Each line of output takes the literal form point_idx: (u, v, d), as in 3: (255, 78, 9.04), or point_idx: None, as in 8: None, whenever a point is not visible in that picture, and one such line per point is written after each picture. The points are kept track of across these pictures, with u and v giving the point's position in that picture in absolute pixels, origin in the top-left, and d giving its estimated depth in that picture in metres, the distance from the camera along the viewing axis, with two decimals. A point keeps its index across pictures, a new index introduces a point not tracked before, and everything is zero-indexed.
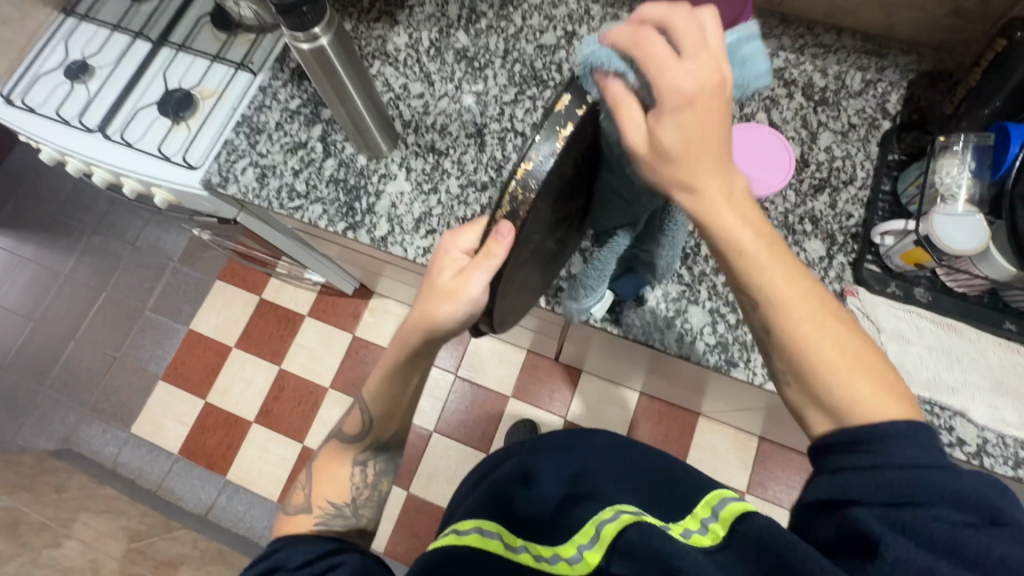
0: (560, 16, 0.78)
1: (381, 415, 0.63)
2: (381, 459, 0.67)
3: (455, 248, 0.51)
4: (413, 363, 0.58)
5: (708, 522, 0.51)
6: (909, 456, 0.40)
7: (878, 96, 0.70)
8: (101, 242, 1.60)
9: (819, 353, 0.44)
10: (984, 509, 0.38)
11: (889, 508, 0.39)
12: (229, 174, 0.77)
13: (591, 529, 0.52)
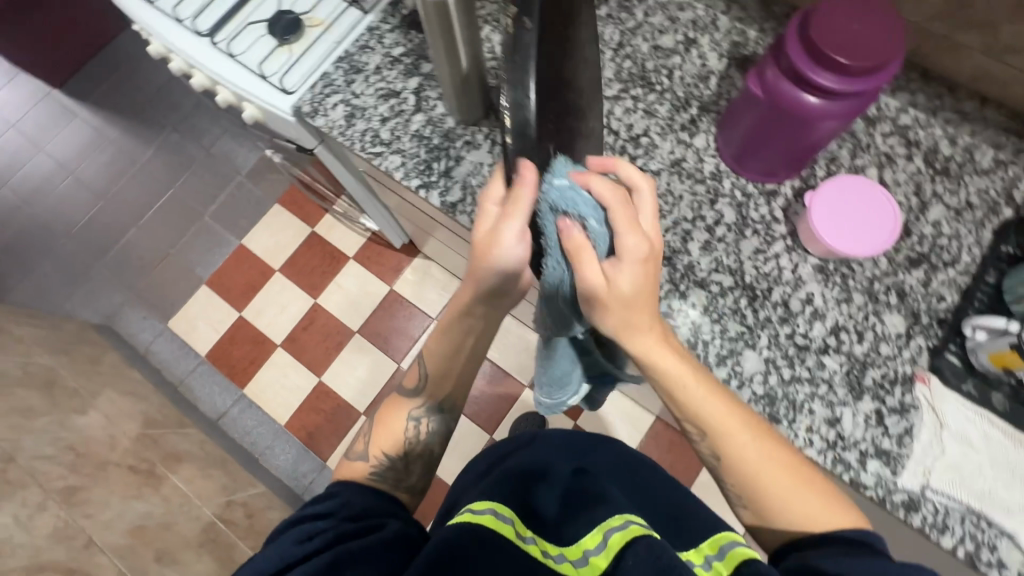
0: (685, 20, 0.74)
1: (438, 373, 0.70)
2: (435, 420, 0.71)
3: (491, 199, 0.54)
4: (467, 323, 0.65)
5: (714, 560, 0.50)
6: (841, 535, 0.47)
7: (1007, 179, 0.64)
8: (179, 141, 1.66)
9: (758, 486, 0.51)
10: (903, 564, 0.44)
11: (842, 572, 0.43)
12: (320, 106, 0.77)
13: (596, 535, 0.50)
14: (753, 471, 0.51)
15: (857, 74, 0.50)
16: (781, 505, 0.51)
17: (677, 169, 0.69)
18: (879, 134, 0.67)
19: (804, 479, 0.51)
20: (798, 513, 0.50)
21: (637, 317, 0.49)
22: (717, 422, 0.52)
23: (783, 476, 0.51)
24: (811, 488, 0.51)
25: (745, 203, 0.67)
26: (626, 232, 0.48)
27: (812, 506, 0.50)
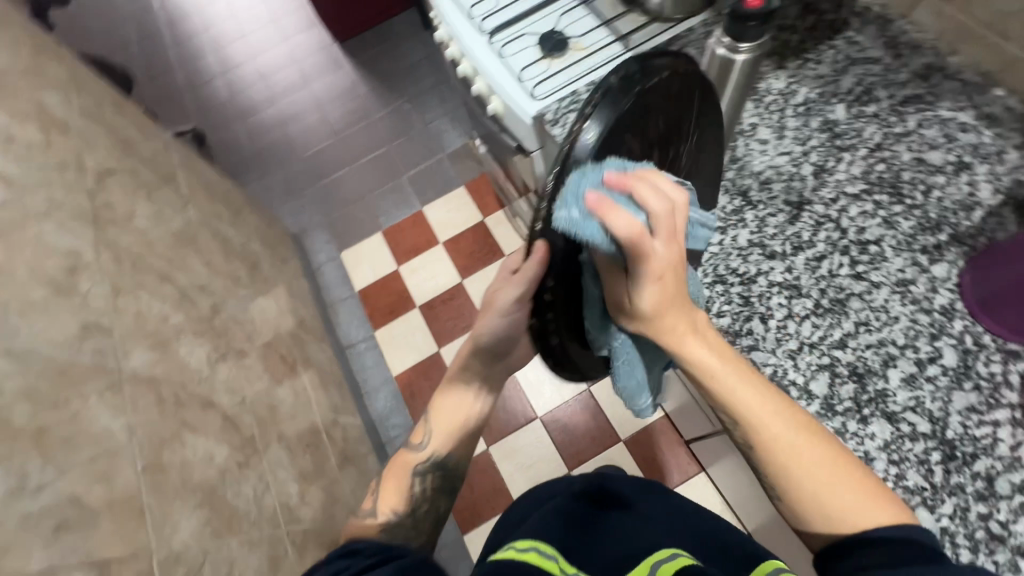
0: (963, 142, 0.69)
1: (444, 427, 0.74)
2: (437, 473, 0.73)
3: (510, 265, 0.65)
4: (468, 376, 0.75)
5: None
6: (904, 552, 0.43)
7: None
8: (407, 110, 1.92)
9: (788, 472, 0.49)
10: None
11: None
12: (561, 119, 0.85)
13: (645, 567, 0.47)
14: (777, 456, 0.49)
15: None
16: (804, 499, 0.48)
17: (902, 288, 0.63)
18: None
19: (841, 464, 0.48)
20: (833, 507, 0.47)
21: (672, 322, 0.48)
22: (738, 407, 0.49)
23: (819, 468, 0.48)
24: (855, 483, 0.47)
25: (974, 353, 0.60)
26: (666, 183, 0.44)
27: (854, 502, 0.46)
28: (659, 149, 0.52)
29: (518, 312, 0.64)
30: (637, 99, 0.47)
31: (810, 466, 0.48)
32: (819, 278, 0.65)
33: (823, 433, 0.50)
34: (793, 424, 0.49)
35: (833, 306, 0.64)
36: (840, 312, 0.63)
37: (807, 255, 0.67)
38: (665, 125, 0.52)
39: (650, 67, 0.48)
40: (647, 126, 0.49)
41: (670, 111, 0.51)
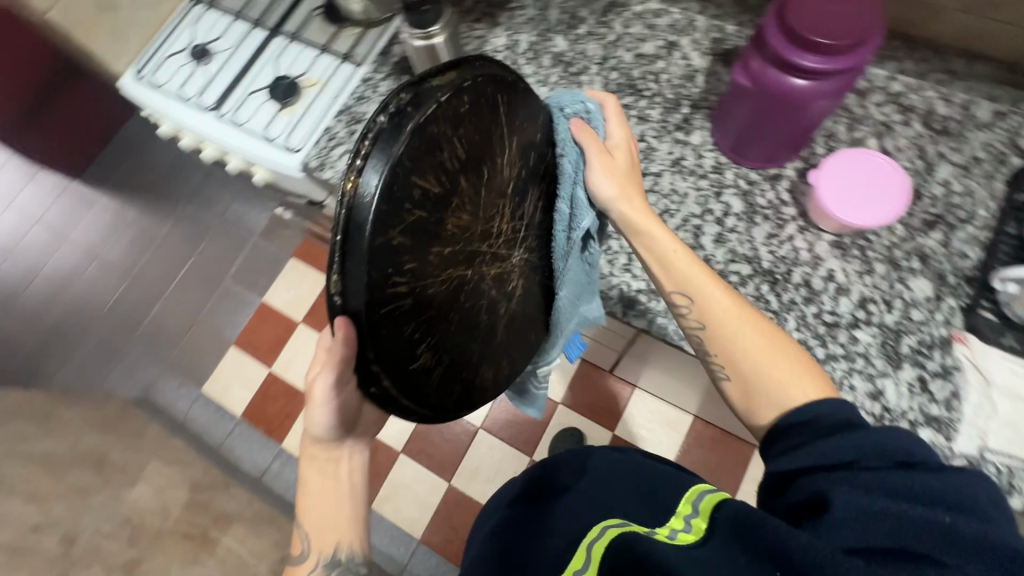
0: (663, 26, 0.77)
1: (316, 529, 0.61)
2: (339, 572, 0.61)
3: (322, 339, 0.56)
4: (323, 467, 0.62)
5: (691, 518, 0.47)
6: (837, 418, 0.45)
7: (1009, 130, 0.65)
8: (193, 212, 1.73)
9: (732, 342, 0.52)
10: (907, 453, 0.41)
11: (835, 472, 0.42)
12: (327, 160, 0.80)
13: (583, 554, 0.48)
14: (716, 322, 0.53)
15: (840, 53, 0.51)
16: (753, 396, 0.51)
17: (677, 168, 0.70)
18: (873, 104, 0.68)
19: (781, 348, 0.51)
20: (776, 384, 0.49)
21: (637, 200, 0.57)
22: (698, 288, 0.54)
23: (762, 338, 0.52)
24: (788, 358, 0.50)
25: (751, 190, 0.68)
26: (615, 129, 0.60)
27: (799, 377, 0.49)
28: (466, 171, 0.47)
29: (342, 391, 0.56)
30: (420, 133, 0.42)
31: (759, 339, 0.52)
32: None
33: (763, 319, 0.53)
34: (729, 300, 0.53)
35: None
36: None
37: None
38: (465, 141, 0.46)
39: (422, 86, 0.43)
40: (438, 156, 0.43)
41: (467, 128, 0.46)
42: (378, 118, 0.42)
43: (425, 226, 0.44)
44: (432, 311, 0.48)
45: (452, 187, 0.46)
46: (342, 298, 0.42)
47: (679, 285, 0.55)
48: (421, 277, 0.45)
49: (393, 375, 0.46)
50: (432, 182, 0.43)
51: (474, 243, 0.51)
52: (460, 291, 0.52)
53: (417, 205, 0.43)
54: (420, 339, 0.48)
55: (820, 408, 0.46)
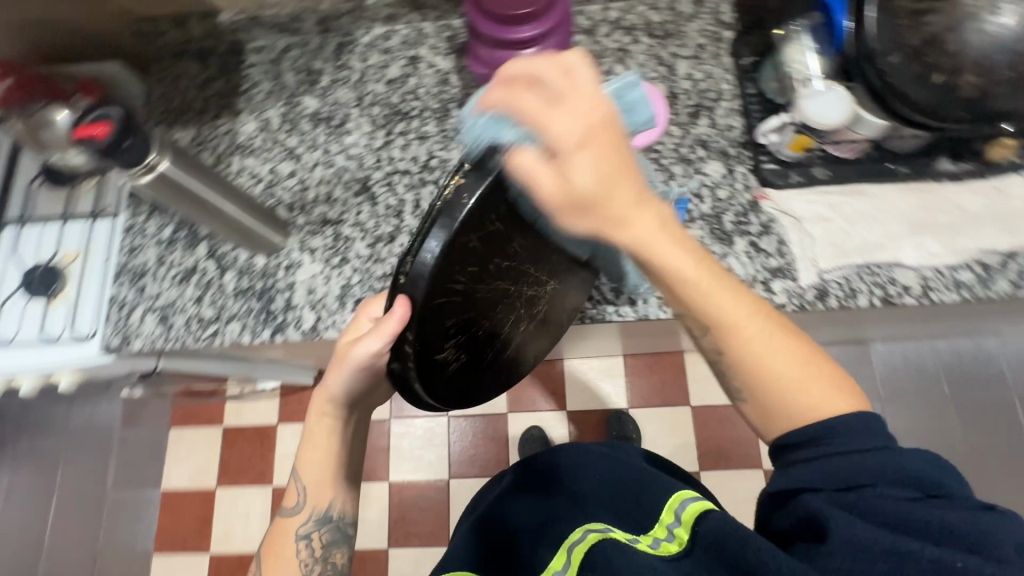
0: (397, 46, 0.78)
1: (314, 483, 0.60)
2: (328, 528, 0.62)
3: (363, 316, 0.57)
4: (325, 424, 0.59)
5: (675, 526, 0.55)
6: (862, 450, 0.42)
7: (711, 11, 0.74)
8: (31, 443, 1.46)
9: (766, 378, 0.44)
10: (928, 483, 0.41)
11: (836, 492, 0.41)
12: (127, 330, 0.70)
13: (563, 556, 0.62)
14: (743, 348, 0.44)
15: (538, 16, 0.55)
16: (768, 405, 0.45)
17: None
18: (603, 37, 0.75)
19: (808, 355, 0.44)
20: (783, 399, 0.44)
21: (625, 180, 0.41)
22: (709, 302, 0.44)
23: (791, 358, 0.44)
24: (817, 367, 0.44)
25: None
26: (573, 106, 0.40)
27: (821, 393, 0.43)
28: (530, 207, 0.47)
29: (370, 370, 0.54)
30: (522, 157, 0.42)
31: (788, 360, 0.44)
32: None
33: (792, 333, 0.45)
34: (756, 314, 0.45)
35: None
36: None
37: (409, 210, 0.70)
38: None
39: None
40: (525, 186, 0.45)
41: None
42: (504, 134, 0.42)
43: (499, 238, 0.46)
44: (474, 315, 0.50)
45: (522, 216, 0.47)
46: (408, 278, 0.42)
47: (685, 307, 0.45)
48: (476, 280, 0.46)
49: (422, 362, 0.47)
50: (512, 205, 0.45)
51: (522, 270, 0.53)
52: (501, 302, 0.54)
53: (497, 220, 0.45)
54: (454, 334, 0.49)
55: (834, 429, 0.42)
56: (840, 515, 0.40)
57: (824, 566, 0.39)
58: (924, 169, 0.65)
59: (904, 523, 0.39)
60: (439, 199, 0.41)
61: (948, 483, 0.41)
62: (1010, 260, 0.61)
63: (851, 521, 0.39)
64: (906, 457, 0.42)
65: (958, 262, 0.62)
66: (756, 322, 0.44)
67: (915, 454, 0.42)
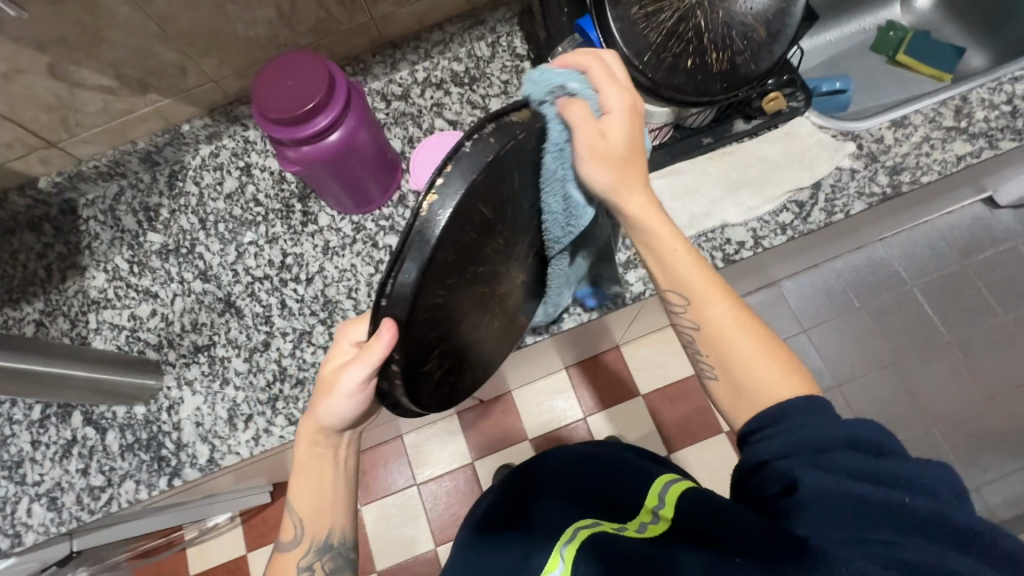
0: (227, 159, 0.79)
1: (310, 514, 0.54)
2: (329, 556, 0.57)
3: (348, 337, 0.49)
4: (320, 454, 0.53)
5: (658, 509, 0.53)
6: (825, 425, 0.43)
7: (506, 48, 0.80)
8: None
9: (729, 352, 0.48)
10: (874, 445, 0.42)
11: (808, 455, 0.42)
12: (17, 527, 0.65)
13: (554, 559, 0.51)
14: (713, 324, 0.49)
15: (327, 101, 0.57)
16: (746, 398, 0.47)
17: (330, 251, 0.73)
18: (418, 97, 0.79)
19: (776, 354, 0.48)
20: (758, 393, 0.46)
21: (631, 174, 0.48)
22: (684, 284, 0.50)
23: (754, 347, 0.48)
24: (790, 366, 0.47)
25: (391, 219, 0.74)
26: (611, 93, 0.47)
27: (775, 379, 0.46)
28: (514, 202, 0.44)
29: (365, 394, 0.47)
30: (499, 162, 0.38)
31: (753, 347, 0.48)
32: (301, 310, 0.71)
33: (763, 328, 0.49)
34: (733, 310, 0.49)
35: (328, 308, 0.71)
36: (334, 304, 0.71)
37: (276, 312, 0.71)
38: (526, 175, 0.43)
39: (502, 120, 0.39)
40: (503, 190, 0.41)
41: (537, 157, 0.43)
42: (464, 142, 0.37)
43: (475, 247, 0.42)
44: (452, 324, 0.46)
45: (499, 222, 0.43)
46: (387, 303, 0.38)
47: (670, 284, 0.50)
48: (451, 295, 0.43)
49: (407, 378, 0.44)
50: (492, 212, 0.40)
51: (499, 270, 0.49)
52: (478, 308, 0.49)
53: (475, 229, 0.40)
54: (438, 346, 0.46)
55: (795, 410, 0.44)
56: (814, 474, 0.40)
57: (806, 520, 0.39)
58: (724, 133, 0.71)
59: (868, 474, 0.40)
60: (412, 224, 0.36)
61: (890, 442, 0.43)
62: (817, 190, 0.68)
63: (824, 477, 0.40)
64: (854, 424, 0.43)
65: (773, 207, 0.68)
66: (730, 311, 0.49)
67: (861, 421, 0.43)
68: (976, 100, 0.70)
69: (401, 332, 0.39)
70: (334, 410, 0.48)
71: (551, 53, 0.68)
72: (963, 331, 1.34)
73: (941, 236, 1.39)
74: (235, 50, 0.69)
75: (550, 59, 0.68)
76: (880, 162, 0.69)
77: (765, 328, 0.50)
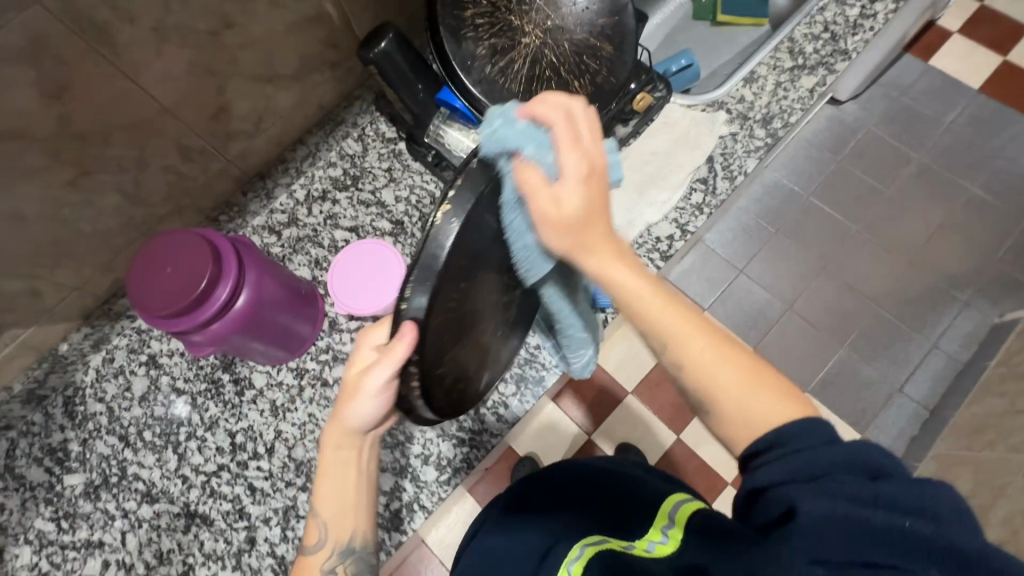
0: (125, 358, 0.69)
1: (332, 513, 0.44)
2: (352, 561, 0.47)
3: (369, 341, 0.41)
4: (347, 460, 0.43)
5: (666, 529, 0.47)
6: (823, 458, 0.35)
7: (374, 136, 0.78)
8: None
9: (723, 403, 0.40)
10: (873, 465, 0.34)
11: (800, 483, 0.35)
12: None
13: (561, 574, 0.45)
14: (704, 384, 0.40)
15: (218, 272, 0.52)
16: (725, 414, 0.40)
17: (281, 410, 0.67)
18: (306, 216, 0.74)
19: (786, 399, 0.39)
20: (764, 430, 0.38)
21: (593, 236, 0.40)
22: (647, 322, 0.41)
23: (755, 403, 0.39)
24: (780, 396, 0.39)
25: (332, 350, 0.69)
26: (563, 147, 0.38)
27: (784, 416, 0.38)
28: None
29: (390, 395, 0.39)
30: (496, 177, 0.36)
31: (759, 401, 0.39)
32: (275, 487, 0.64)
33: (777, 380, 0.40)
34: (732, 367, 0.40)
35: (303, 471, 0.65)
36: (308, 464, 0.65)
37: (248, 501, 0.64)
38: None
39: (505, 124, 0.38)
40: (499, 195, 0.38)
41: (538, 168, 0.41)
42: (468, 154, 0.36)
43: (486, 262, 0.39)
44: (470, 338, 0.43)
45: (502, 230, 0.40)
46: (409, 317, 0.34)
47: (649, 339, 0.42)
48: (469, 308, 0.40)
49: (428, 385, 0.38)
50: (500, 221, 0.38)
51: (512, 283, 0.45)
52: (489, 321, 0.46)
53: (484, 240, 0.38)
54: (457, 358, 0.41)
55: (801, 435, 0.36)
56: (808, 499, 0.33)
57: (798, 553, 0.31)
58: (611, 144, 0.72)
59: (872, 499, 0.32)
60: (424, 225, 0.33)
61: (891, 465, 0.35)
62: (711, 163, 0.71)
63: (818, 500, 0.33)
64: (850, 444, 0.35)
65: (682, 192, 0.70)
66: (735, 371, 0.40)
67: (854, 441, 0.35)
68: (801, 37, 0.77)
69: (420, 339, 0.35)
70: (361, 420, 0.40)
71: (422, 132, 0.68)
72: (864, 216, 1.46)
73: (811, 144, 1.52)
74: (91, 247, 0.62)
75: (427, 137, 0.67)
76: (751, 119, 0.73)
77: (745, 353, 0.42)
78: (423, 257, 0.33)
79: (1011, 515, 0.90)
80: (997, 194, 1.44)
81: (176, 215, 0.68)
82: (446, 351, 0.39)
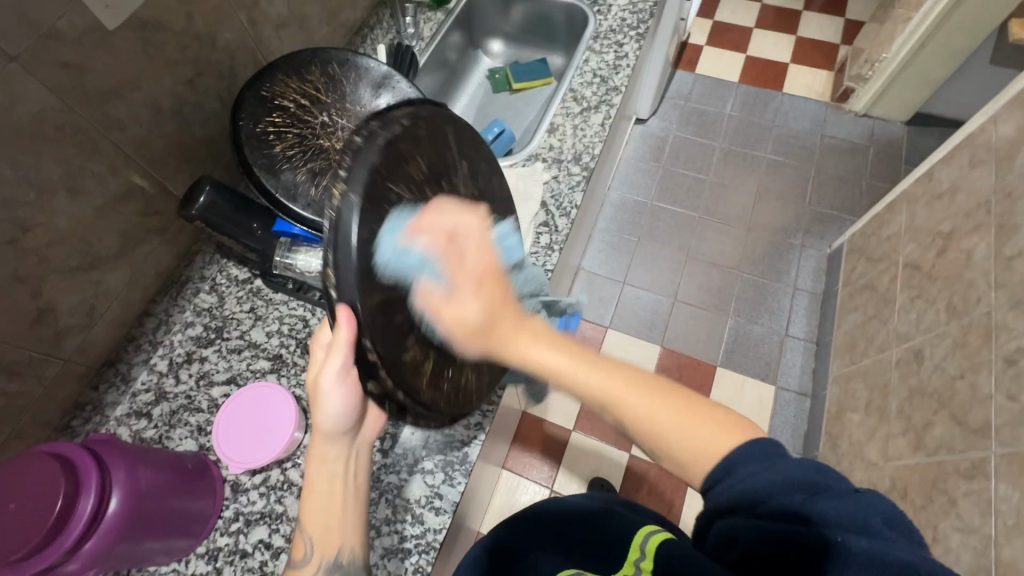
0: None
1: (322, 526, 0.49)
2: None
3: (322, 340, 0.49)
4: (330, 463, 0.50)
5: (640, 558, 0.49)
6: (774, 477, 0.40)
7: (227, 282, 0.76)
8: None
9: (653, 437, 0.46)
10: (809, 484, 0.39)
11: (759, 512, 0.39)
12: None
13: None
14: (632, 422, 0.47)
15: (76, 484, 0.47)
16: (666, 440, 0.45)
17: None
18: (175, 384, 0.69)
19: (700, 416, 0.45)
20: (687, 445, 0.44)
21: (499, 326, 0.50)
22: (561, 371, 0.49)
23: (680, 424, 0.45)
24: (715, 420, 0.44)
25: (242, 515, 0.64)
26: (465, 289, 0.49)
27: (707, 436, 0.44)
28: (433, 184, 0.49)
29: (351, 383, 0.46)
30: (387, 149, 0.44)
31: (676, 415, 0.45)
32: None
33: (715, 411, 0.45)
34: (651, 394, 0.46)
35: None
36: None
37: None
38: (430, 166, 0.49)
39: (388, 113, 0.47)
40: (409, 169, 0.45)
41: (430, 147, 0.49)
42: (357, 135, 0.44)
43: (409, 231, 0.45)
44: (423, 307, 0.47)
45: (423, 200, 0.47)
46: (337, 293, 0.40)
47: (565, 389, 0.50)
48: (409, 278, 0.45)
49: (390, 370, 0.43)
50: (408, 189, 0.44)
51: None
52: None
53: (397, 209, 0.44)
54: (411, 332, 0.46)
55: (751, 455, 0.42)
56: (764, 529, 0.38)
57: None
58: None
59: (819, 520, 0.37)
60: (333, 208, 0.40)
61: (831, 480, 0.39)
62: (546, 207, 0.80)
63: (770, 527, 0.38)
64: (796, 464, 0.40)
65: (531, 238, 0.77)
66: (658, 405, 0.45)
67: (800, 464, 0.40)
68: (579, 86, 0.92)
69: (358, 318, 0.40)
70: (329, 414, 0.47)
71: (271, 265, 0.69)
72: (700, 203, 1.68)
73: (635, 160, 1.75)
74: None
75: (277, 269, 0.68)
76: (564, 160, 0.84)
77: (661, 380, 0.48)
78: (334, 231, 0.39)
79: (902, 404, 1.03)
80: (785, 154, 1.74)
81: (16, 440, 0.60)
82: (387, 331, 0.43)
